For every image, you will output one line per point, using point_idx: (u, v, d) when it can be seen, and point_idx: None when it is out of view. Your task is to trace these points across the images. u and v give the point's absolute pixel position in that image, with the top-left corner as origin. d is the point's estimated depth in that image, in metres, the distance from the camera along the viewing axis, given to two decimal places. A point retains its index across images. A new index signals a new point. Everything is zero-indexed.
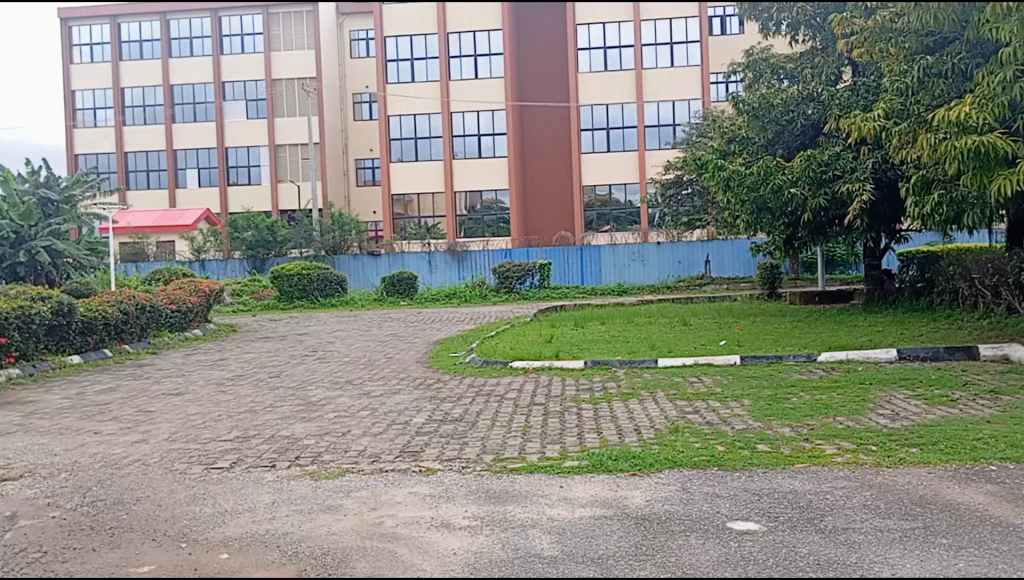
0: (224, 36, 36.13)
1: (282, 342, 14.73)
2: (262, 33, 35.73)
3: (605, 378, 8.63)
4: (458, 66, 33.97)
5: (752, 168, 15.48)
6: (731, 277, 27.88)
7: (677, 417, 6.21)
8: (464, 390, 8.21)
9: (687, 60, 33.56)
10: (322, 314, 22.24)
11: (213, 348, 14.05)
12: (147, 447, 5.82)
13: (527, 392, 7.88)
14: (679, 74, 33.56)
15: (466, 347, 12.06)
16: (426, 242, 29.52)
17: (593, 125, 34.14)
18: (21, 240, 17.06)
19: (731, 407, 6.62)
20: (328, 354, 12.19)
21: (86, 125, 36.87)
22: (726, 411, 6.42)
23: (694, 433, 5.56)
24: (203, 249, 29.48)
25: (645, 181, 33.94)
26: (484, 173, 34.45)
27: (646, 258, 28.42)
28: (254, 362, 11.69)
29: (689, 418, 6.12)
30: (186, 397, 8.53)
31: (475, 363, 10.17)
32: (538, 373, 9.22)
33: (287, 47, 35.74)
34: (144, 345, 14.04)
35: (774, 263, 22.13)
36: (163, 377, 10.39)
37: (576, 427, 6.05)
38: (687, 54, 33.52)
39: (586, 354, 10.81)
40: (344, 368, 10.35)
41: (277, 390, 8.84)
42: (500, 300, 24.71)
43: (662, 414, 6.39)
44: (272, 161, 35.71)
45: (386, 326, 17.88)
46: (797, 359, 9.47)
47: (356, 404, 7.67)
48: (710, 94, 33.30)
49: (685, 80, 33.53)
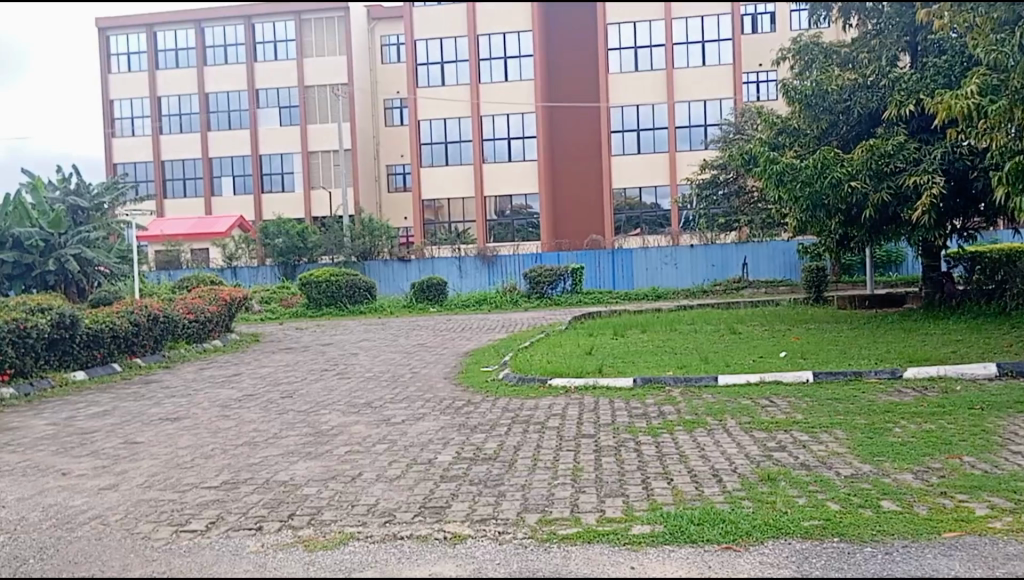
0: (258, 43, 35.57)
1: (302, 354, 13.76)
2: (294, 39, 35.14)
3: (660, 402, 7.44)
4: (489, 69, 33.11)
5: (808, 161, 14.05)
6: (769, 280, 26.35)
7: (760, 456, 5.02)
8: (496, 415, 7.08)
9: (718, 58, 32.16)
10: (350, 322, 21.35)
11: (230, 362, 13.11)
12: (116, 500, 4.91)
13: (572, 419, 6.74)
14: (711, 73, 32.20)
15: (498, 361, 10.92)
16: (455, 246, 28.51)
17: (623, 126, 32.86)
18: (51, 248, 16.31)
19: (824, 441, 5.37)
20: (348, 369, 11.16)
21: (124, 134, 36.53)
22: (820, 448, 5.18)
23: (791, 480, 4.38)
24: (235, 256, 28.86)
25: (676, 184, 32.61)
26: (514, 177, 33.33)
27: (679, 261, 27.02)
28: (267, 378, 10.70)
29: (776, 458, 4.92)
30: (182, 424, 7.56)
31: (508, 380, 9.01)
32: (581, 394, 8.05)
33: (320, 53, 35.02)
34: (157, 359, 13.08)
35: (820, 265, 20.68)
36: (165, 398, 9.43)
37: (637, 469, 4.92)
38: (719, 53, 32.11)
39: (634, 369, 9.55)
40: (364, 386, 9.29)
41: (285, 414, 7.79)
42: (533, 306, 23.60)
43: (741, 451, 5.21)
44: (305, 167, 34.95)
45: (414, 335, 16.82)
46: (879, 376, 8.00)
47: (370, 434, 6.59)
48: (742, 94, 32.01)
49: (717, 79, 32.16)
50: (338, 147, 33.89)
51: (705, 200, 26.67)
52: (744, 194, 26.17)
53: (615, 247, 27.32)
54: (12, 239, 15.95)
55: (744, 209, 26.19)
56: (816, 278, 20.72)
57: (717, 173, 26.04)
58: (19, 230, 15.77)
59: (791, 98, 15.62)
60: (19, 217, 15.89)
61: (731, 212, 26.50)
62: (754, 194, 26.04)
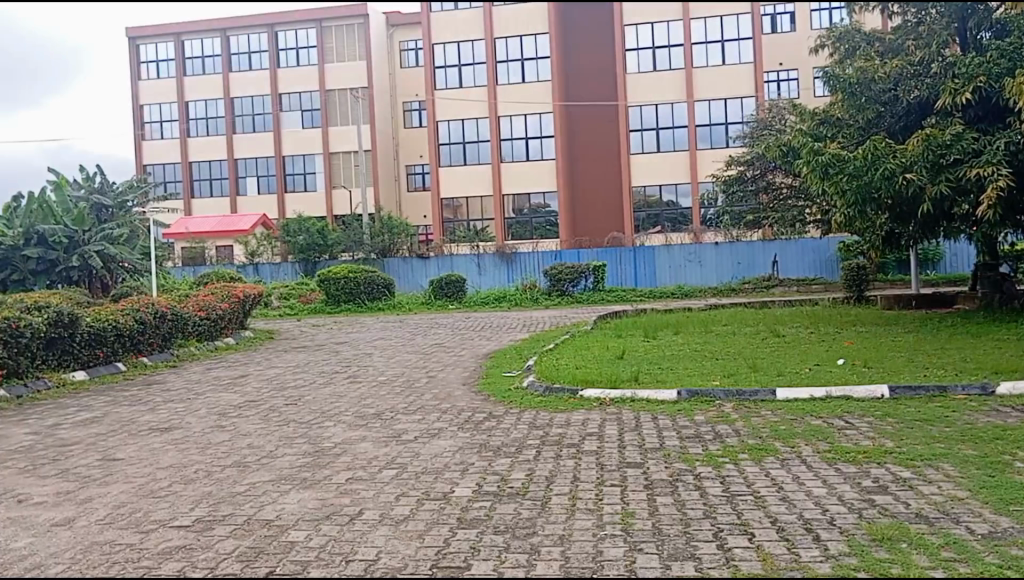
0: (280, 49, 34.78)
1: (315, 354, 12.82)
2: (316, 46, 34.32)
3: (715, 420, 6.42)
4: (506, 71, 32.17)
5: (856, 152, 12.14)
6: (799, 279, 25.09)
7: (854, 514, 4.12)
8: (523, 434, 6.11)
9: (738, 58, 30.94)
10: (368, 319, 20.46)
11: (237, 360, 11.80)
12: (65, 541, 4.02)
13: (613, 442, 5.74)
14: (731, 72, 30.96)
15: (521, 366, 9.89)
16: (474, 244, 27.50)
17: (642, 126, 31.69)
18: (75, 245, 15.78)
19: (931, 493, 4.42)
20: (359, 372, 10.17)
21: (154, 138, 35.90)
22: (927, 503, 4.26)
23: (913, 554, 3.48)
24: (257, 253, 28.08)
25: (698, 182, 31.44)
26: (535, 175, 32.30)
27: (703, 259, 25.84)
28: (272, 377, 9.67)
29: (879, 520, 4.00)
30: (173, 434, 6.35)
31: (535, 390, 7.98)
32: (619, 408, 7.04)
33: (341, 59, 34.14)
34: (165, 359, 11.35)
35: (863, 263, 18.60)
36: (160, 397, 8.17)
37: (704, 519, 4.07)
38: (739, 51, 30.88)
39: (675, 380, 8.46)
40: (376, 392, 8.32)
41: (286, 424, 6.72)
42: (554, 304, 22.57)
43: (831, 506, 4.28)
44: (327, 168, 34.13)
45: (431, 334, 15.80)
46: (968, 392, 7.07)
47: (379, 453, 5.69)
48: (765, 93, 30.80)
49: (738, 78, 30.93)
50: (359, 148, 32.97)
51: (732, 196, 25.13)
52: (774, 189, 24.58)
53: (637, 244, 26.23)
54: (36, 236, 15.46)
55: (775, 206, 24.60)
56: (858, 275, 18.44)
57: (743, 169, 24.52)
58: (44, 226, 15.32)
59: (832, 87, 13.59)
60: (43, 215, 15.49)
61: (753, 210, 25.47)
62: (784, 190, 24.65)
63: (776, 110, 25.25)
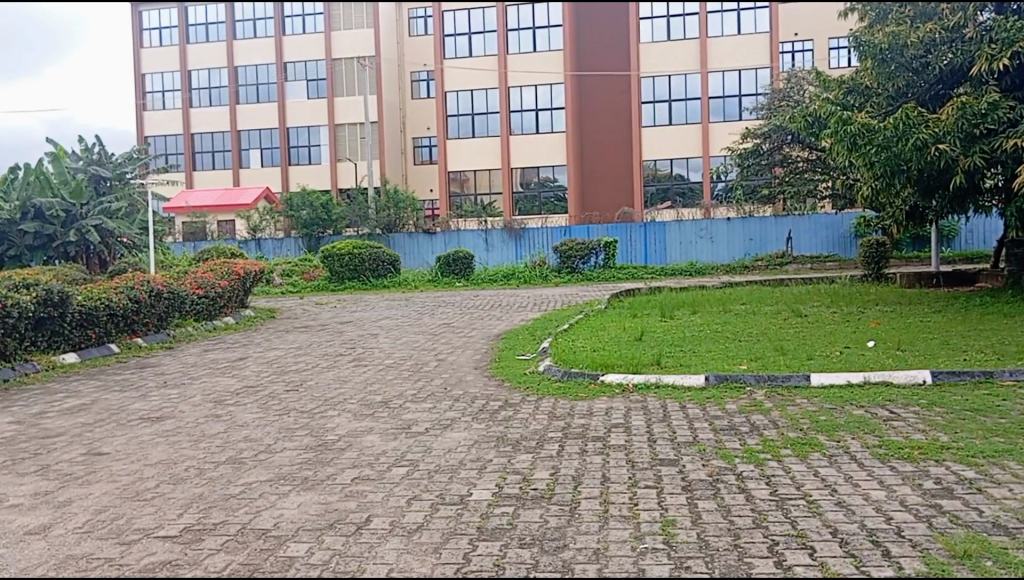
0: (286, 16, 34.01)
1: (319, 334, 12.40)
2: (322, 12, 33.46)
3: (748, 411, 5.99)
4: (517, 40, 31.56)
5: (885, 122, 11.45)
6: (814, 255, 24.39)
7: (921, 525, 3.73)
8: (542, 425, 5.68)
9: (755, 27, 30.00)
10: (373, 297, 20.00)
11: (237, 341, 11.34)
12: (37, 554, 3.61)
13: (641, 438, 5.31)
14: (747, 42, 30.11)
15: (535, 349, 9.43)
16: (482, 219, 26.95)
17: (654, 97, 30.95)
18: (73, 219, 15.37)
19: (1000, 498, 4.04)
20: (365, 354, 9.73)
21: (155, 108, 35.24)
22: (999, 510, 3.87)
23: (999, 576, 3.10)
24: (259, 228, 27.60)
25: (709, 156, 30.75)
26: (544, 147, 31.68)
27: (714, 235, 25.19)
28: (273, 360, 9.23)
29: (948, 532, 3.62)
30: (163, 426, 5.91)
31: (552, 374, 7.54)
32: (643, 395, 6.60)
33: (348, 25, 33.35)
34: (162, 338, 10.85)
35: (882, 238, 17.95)
36: (153, 381, 7.73)
37: (754, 530, 3.70)
38: (756, 21, 29.90)
39: (700, 363, 7.99)
40: (383, 377, 7.89)
41: (286, 414, 6.27)
42: (563, 281, 22.08)
43: (890, 514, 3.90)
44: (332, 140, 33.49)
45: (440, 313, 15.36)
46: (1016, 378, 6.66)
47: (388, 447, 5.28)
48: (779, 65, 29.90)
49: (753, 48, 30.06)
50: (364, 120, 32.33)
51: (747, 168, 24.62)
52: (791, 162, 23.99)
53: (648, 219, 25.64)
54: (33, 209, 14.96)
55: (791, 179, 24.09)
56: (877, 253, 17.88)
57: (759, 142, 23.90)
58: (40, 200, 14.85)
59: (863, 53, 13.01)
60: (40, 187, 14.98)
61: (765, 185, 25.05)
62: (801, 163, 24.01)
63: (794, 80, 24.45)
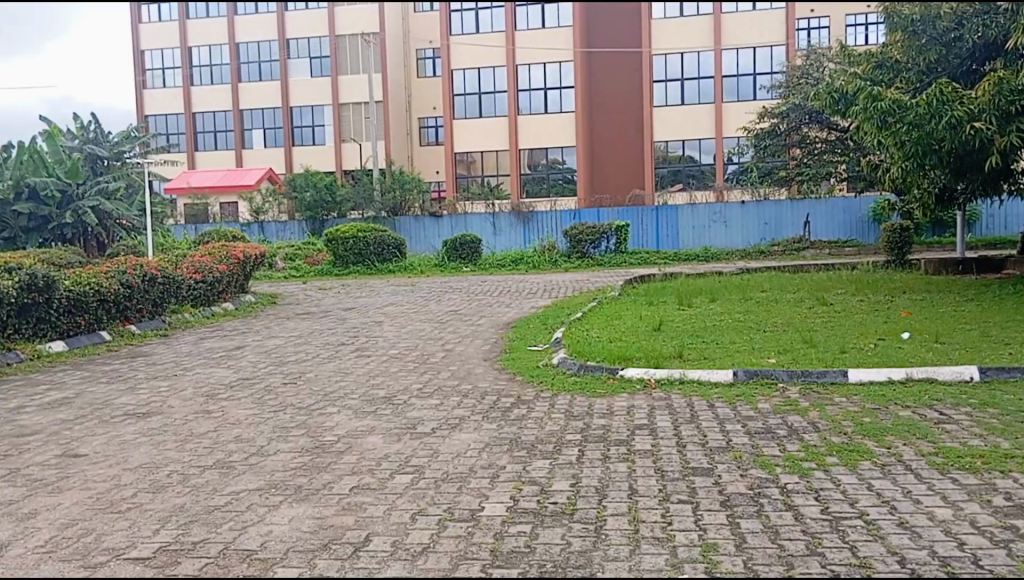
0: None
1: (321, 322, 11.94)
2: None
3: (785, 413, 5.52)
4: (525, 15, 30.86)
5: (918, 98, 10.92)
6: (832, 241, 23.76)
7: (1001, 553, 3.28)
8: (561, 427, 5.22)
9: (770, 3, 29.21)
10: (378, 282, 19.55)
11: (234, 328, 10.85)
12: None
13: (670, 443, 4.84)
14: (762, 18, 29.38)
15: (548, 338, 8.93)
16: (490, 201, 26.39)
17: (666, 76, 30.34)
18: (69, 200, 15.07)
19: None
20: (367, 344, 9.25)
21: (155, 86, 34.61)
22: None
23: None
24: (262, 211, 27.00)
25: (723, 137, 30.12)
26: (553, 129, 31.05)
27: (728, 219, 24.63)
28: (272, 349, 8.77)
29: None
30: (148, 424, 5.45)
31: (567, 368, 7.05)
32: (667, 392, 6.12)
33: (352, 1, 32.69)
34: (155, 325, 10.38)
35: (907, 223, 17.34)
36: (142, 372, 7.29)
37: (811, 557, 3.25)
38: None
39: (725, 357, 7.50)
40: (387, 369, 7.44)
41: (281, 410, 5.81)
42: (573, 267, 21.56)
43: (963, 538, 3.46)
44: (336, 120, 32.93)
45: (447, 299, 14.90)
46: None
47: (392, 449, 4.82)
48: (795, 43, 28.96)
49: (769, 25, 29.29)
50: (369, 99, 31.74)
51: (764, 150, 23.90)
52: (810, 143, 23.36)
53: (660, 203, 25.05)
54: (27, 189, 14.62)
55: (810, 161, 23.44)
56: (902, 238, 17.33)
57: (777, 122, 23.28)
58: (34, 179, 14.50)
59: (894, 25, 12.27)
60: (34, 166, 14.60)
61: (780, 167, 24.53)
62: (819, 144, 23.39)
63: (814, 58, 23.77)
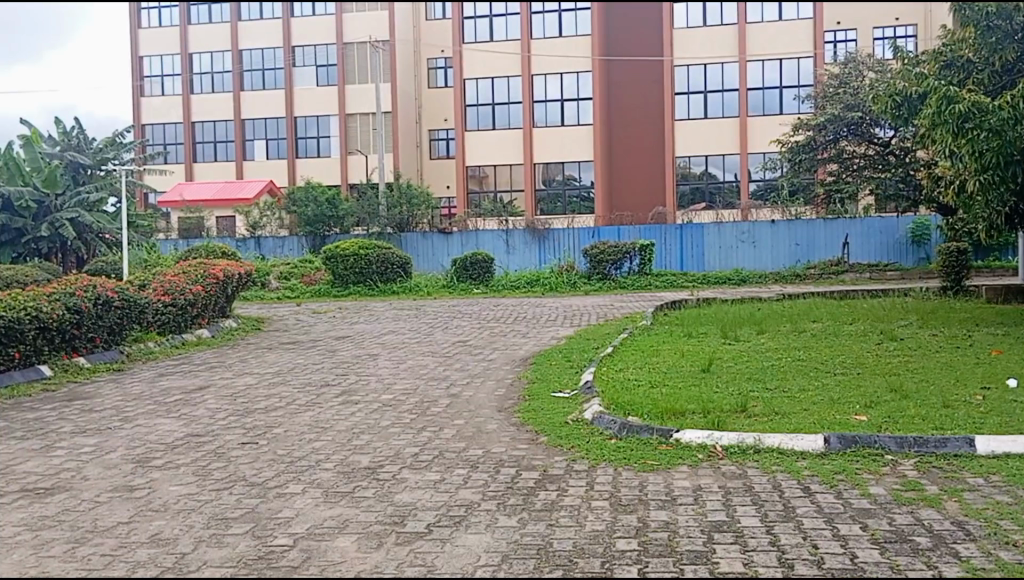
0: None
1: (311, 358, 10.78)
2: None
3: (920, 507, 3.90)
4: (541, 23, 29.69)
5: (1001, 99, 9.48)
6: (871, 264, 22.33)
7: None
8: (605, 527, 3.71)
9: (797, 14, 27.59)
10: (380, 304, 18.24)
11: (204, 369, 10.02)
12: None
13: (771, 562, 3.30)
14: (791, 29, 27.74)
15: (575, 385, 7.50)
16: (502, 218, 25.08)
17: (688, 89, 29.08)
18: (45, 211, 14.79)
19: None
20: (355, 388, 8.12)
21: (154, 93, 33.61)
22: None
23: None
24: (259, 224, 25.82)
25: (747, 154, 28.82)
26: (568, 143, 29.77)
27: (757, 239, 23.16)
28: (238, 396, 8.00)
29: None
30: (41, 515, 4.13)
31: (605, 427, 5.58)
32: (741, 467, 4.61)
33: (361, 8, 31.66)
34: (108, 358, 10.61)
35: (964, 245, 15.85)
36: (67, 435, 6.08)
37: None
38: (798, 7, 27.48)
39: (800, 413, 5.99)
40: (373, 428, 6.09)
41: (226, 489, 4.43)
42: (594, 289, 20.12)
43: None
44: (342, 131, 31.80)
45: (454, 326, 13.66)
46: None
47: (366, 565, 3.35)
48: (823, 57, 27.43)
49: (797, 36, 27.62)
50: (377, 110, 30.58)
51: (796, 169, 22.75)
52: (848, 158, 21.83)
53: (683, 221, 23.60)
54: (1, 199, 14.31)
55: (848, 177, 21.96)
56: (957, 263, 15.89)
57: (814, 134, 21.90)
58: (9, 189, 14.14)
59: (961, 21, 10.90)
60: (10, 175, 14.26)
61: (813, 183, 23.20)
62: (859, 159, 21.76)
63: (853, 65, 22.57)
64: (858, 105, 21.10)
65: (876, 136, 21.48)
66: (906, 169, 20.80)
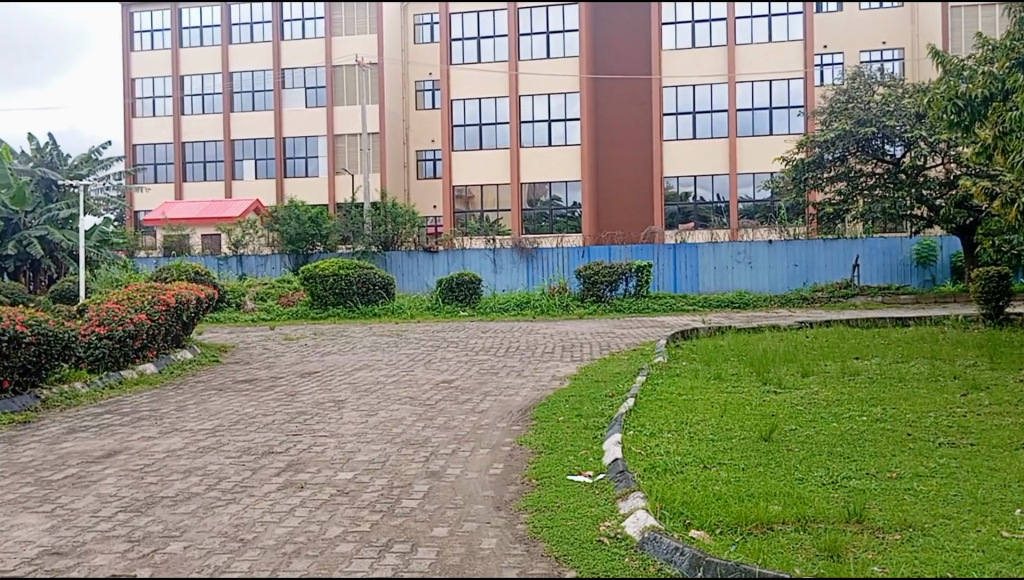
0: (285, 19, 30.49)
1: (262, 405, 8.72)
2: (324, 17, 30.00)
3: None
4: (529, 45, 27.85)
5: None
6: (883, 286, 20.60)
7: None
8: None
9: (787, 34, 26.62)
10: (357, 329, 16.27)
11: (128, 423, 8.09)
12: None
13: None
14: (778, 50, 26.62)
15: (599, 464, 5.47)
16: (490, 237, 23.16)
17: (677, 109, 27.41)
18: (14, 228, 15.08)
19: None
20: (306, 460, 6.10)
21: (145, 115, 31.57)
22: None
23: None
24: (241, 243, 23.66)
25: (737, 174, 27.13)
26: (557, 162, 27.99)
27: (755, 259, 21.43)
28: (148, 471, 6.00)
29: None
30: None
31: (663, 559, 3.65)
32: None
33: (350, 32, 29.82)
34: (27, 404, 8.74)
35: (1003, 268, 13.63)
36: None
37: None
38: (788, 28, 26.61)
39: (942, 522, 3.93)
40: (313, 548, 4.16)
41: None
42: (589, 313, 18.21)
43: None
44: (330, 151, 29.88)
45: (438, 360, 11.62)
46: None
47: None
48: (812, 77, 26.33)
49: (784, 57, 26.59)
50: (365, 130, 28.67)
51: (795, 190, 20.48)
52: (856, 176, 19.57)
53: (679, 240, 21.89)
54: None
55: (858, 198, 19.45)
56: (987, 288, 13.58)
57: (819, 151, 19.77)
58: None
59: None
60: None
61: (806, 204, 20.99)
62: (866, 178, 19.52)
63: (860, 82, 20.15)
64: (870, 119, 19.09)
65: (886, 153, 19.52)
66: (919, 189, 18.72)
